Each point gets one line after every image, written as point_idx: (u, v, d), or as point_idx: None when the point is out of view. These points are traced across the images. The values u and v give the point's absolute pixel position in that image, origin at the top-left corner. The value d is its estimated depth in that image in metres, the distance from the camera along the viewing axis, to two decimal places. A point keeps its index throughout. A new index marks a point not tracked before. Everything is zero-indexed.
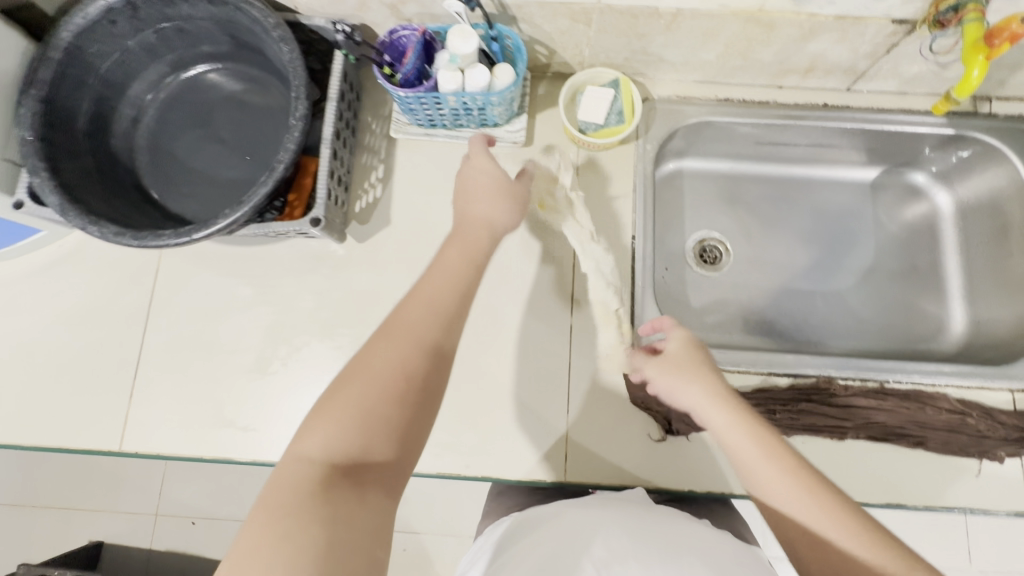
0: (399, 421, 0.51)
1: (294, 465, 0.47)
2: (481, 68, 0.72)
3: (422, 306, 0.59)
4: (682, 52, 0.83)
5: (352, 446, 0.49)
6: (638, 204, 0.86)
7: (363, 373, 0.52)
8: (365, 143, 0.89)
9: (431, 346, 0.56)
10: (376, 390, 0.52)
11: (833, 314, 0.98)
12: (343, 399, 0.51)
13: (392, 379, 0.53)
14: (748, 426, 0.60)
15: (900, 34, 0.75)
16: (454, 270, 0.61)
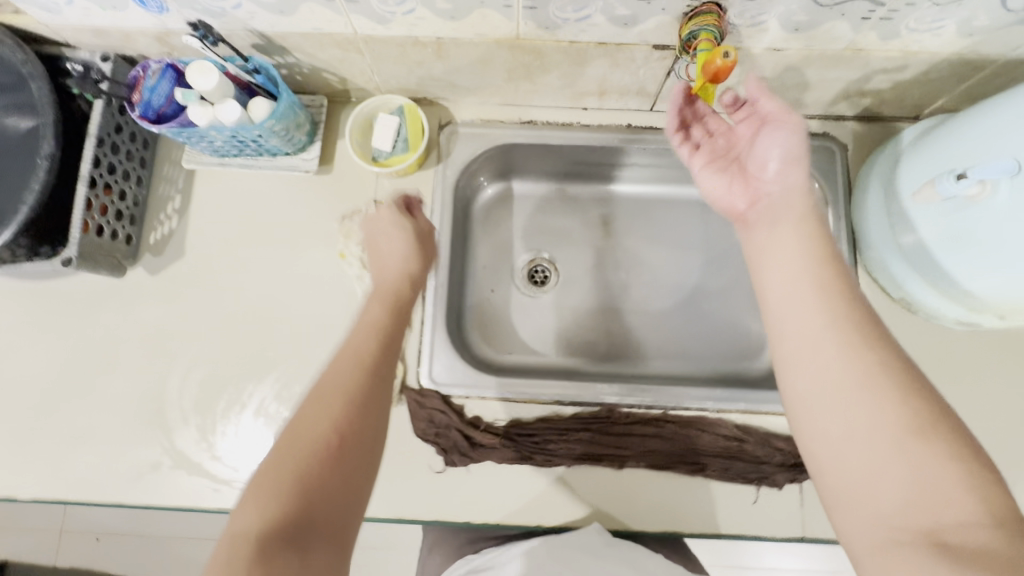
0: (305, 481, 0.48)
1: (242, 521, 0.46)
2: (231, 103, 0.70)
3: (349, 358, 0.56)
4: (469, 77, 0.82)
5: (287, 504, 0.46)
6: (435, 229, 0.86)
7: (310, 431, 0.51)
8: (163, 174, 0.87)
9: (351, 410, 0.52)
10: (301, 457, 0.49)
11: (658, 334, 0.97)
12: (281, 465, 0.49)
13: (307, 443, 0.50)
14: (817, 289, 0.54)
15: (668, 59, 0.74)
16: (363, 343, 0.58)
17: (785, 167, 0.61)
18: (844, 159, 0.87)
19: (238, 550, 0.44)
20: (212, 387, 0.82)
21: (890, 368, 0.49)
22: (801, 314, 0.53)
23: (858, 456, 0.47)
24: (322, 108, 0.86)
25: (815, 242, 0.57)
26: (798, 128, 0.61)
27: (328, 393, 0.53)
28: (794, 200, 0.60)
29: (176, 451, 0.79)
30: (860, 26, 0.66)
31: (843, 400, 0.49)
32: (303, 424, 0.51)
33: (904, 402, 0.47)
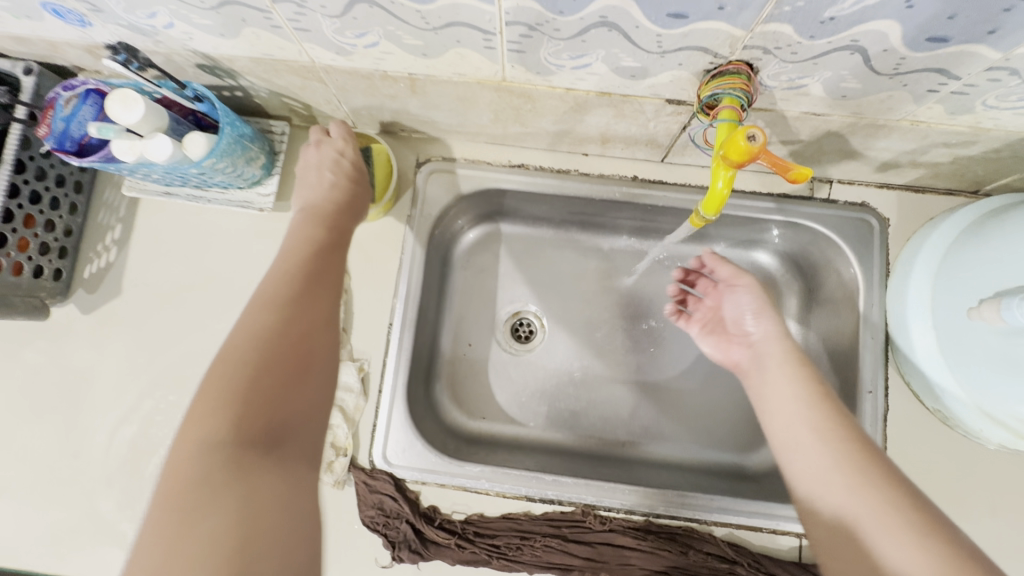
0: (245, 400, 0.43)
1: (185, 444, 0.40)
2: (160, 137, 0.59)
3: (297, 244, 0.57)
4: (450, 115, 0.70)
5: (246, 411, 0.42)
6: (403, 285, 0.74)
7: (241, 355, 0.45)
8: (104, 198, 0.78)
9: (294, 307, 0.50)
10: (263, 343, 0.46)
11: (651, 412, 0.84)
12: (216, 382, 0.44)
13: (247, 343, 0.46)
14: (812, 407, 0.55)
15: (684, 115, 0.62)
16: (298, 262, 0.55)
17: (760, 318, 0.65)
18: (884, 236, 0.75)
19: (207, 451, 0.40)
20: (140, 446, 0.73)
21: (880, 465, 0.49)
22: (801, 445, 0.53)
23: (866, 546, 0.45)
24: (284, 136, 0.76)
25: (808, 380, 0.57)
26: (755, 286, 0.67)
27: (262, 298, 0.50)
28: (772, 346, 0.62)
29: (97, 517, 0.71)
30: (925, 98, 0.53)
31: (843, 497, 0.48)
32: (242, 321, 0.48)
33: (898, 499, 0.46)
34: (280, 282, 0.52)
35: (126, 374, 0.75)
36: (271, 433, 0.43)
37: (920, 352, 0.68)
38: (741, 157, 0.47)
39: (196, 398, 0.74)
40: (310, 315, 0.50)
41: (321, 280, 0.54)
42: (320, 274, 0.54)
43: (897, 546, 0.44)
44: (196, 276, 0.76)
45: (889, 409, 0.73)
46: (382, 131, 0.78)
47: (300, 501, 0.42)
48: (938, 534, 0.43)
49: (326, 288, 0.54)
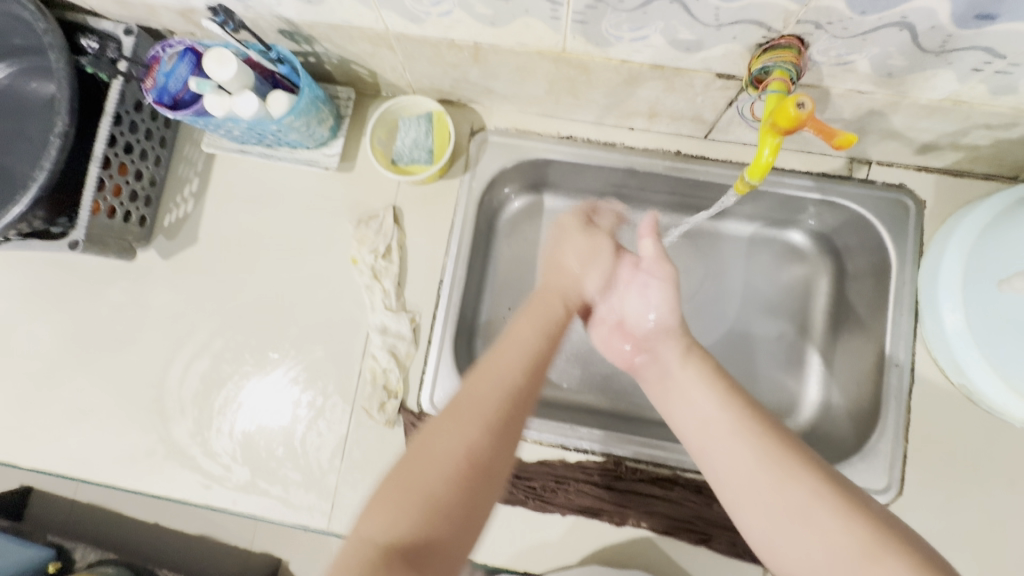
0: (489, 423, 0.51)
1: (383, 523, 0.43)
2: (248, 94, 0.66)
3: (519, 356, 0.59)
4: (507, 85, 0.75)
5: (425, 524, 0.44)
6: (453, 244, 0.80)
7: (470, 400, 0.53)
8: (184, 154, 0.84)
9: (520, 404, 0.54)
10: (439, 470, 0.47)
11: None
12: (418, 470, 0.47)
13: (446, 459, 0.47)
14: (724, 409, 0.57)
15: (731, 89, 0.65)
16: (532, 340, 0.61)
17: (662, 314, 0.71)
18: (919, 218, 0.77)
19: (362, 558, 0.41)
20: (211, 380, 0.80)
21: (801, 458, 0.51)
22: (722, 444, 0.55)
23: (794, 532, 0.47)
24: (349, 101, 0.82)
25: (715, 382, 0.61)
26: (670, 277, 0.72)
27: (464, 405, 0.52)
28: (667, 330, 0.71)
29: (170, 441, 0.79)
30: (969, 77, 0.56)
31: (769, 493, 0.50)
32: (439, 439, 0.49)
33: (818, 486, 0.48)
34: (483, 412, 0.52)
35: (198, 315, 0.81)
36: (416, 557, 0.42)
37: (949, 327, 0.71)
38: (790, 124, 0.51)
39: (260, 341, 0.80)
40: (495, 451, 0.50)
41: (508, 431, 0.51)
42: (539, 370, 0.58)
43: (827, 533, 0.45)
44: (264, 228, 0.83)
45: (915, 383, 0.75)
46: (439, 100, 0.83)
47: (436, 474, 0.47)
48: (859, 514, 0.46)
49: (509, 446, 0.51)
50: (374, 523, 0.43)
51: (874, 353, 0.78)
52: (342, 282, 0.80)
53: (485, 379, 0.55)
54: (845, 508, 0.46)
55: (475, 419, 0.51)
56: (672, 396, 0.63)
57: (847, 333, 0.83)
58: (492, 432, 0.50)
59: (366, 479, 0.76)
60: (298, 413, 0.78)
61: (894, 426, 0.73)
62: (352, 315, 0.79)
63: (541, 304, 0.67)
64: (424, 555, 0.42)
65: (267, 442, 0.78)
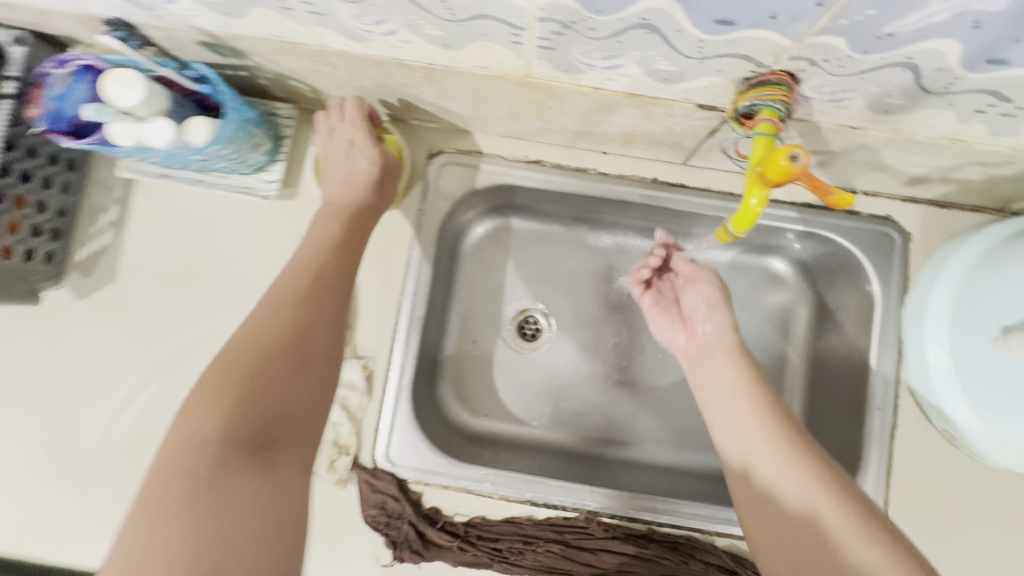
0: (232, 408, 0.48)
1: (200, 418, 0.47)
2: (160, 121, 0.56)
3: (242, 338, 0.54)
4: (467, 107, 0.67)
5: (247, 409, 0.48)
6: (410, 280, 0.72)
7: (211, 377, 0.50)
8: (100, 177, 0.74)
9: (262, 383, 0.50)
10: (267, 354, 0.52)
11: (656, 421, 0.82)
12: (226, 366, 0.51)
13: (252, 342, 0.53)
14: (743, 400, 0.62)
15: (714, 121, 0.59)
16: (273, 316, 0.56)
17: (712, 311, 0.70)
18: (905, 252, 0.73)
19: (191, 463, 0.44)
20: (138, 437, 0.71)
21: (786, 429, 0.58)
22: (740, 425, 0.60)
23: (797, 523, 0.51)
24: (291, 120, 0.73)
25: (745, 370, 0.64)
26: (713, 279, 0.72)
27: (279, 293, 0.58)
28: (723, 337, 0.68)
29: (92, 507, 0.70)
30: (970, 118, 0.51)
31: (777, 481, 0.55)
32: (257, 321, 0.55)
33: (825, 477, 0.53)
34: (287, 293, 0.58)
35: (121, 363, 0.72)
36: (258, 444, 0.47)
37: (932, 368, 0.67)
38: (782, 177, 0.45)
39: (194, 391, 0.72)
40: (320, 330, 0.57)
41: (309, 357, 0.55)
42: (296, 344, 0.55)
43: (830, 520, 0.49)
44: (195, 263, 0.73)
45: (898, 425, 0.72)
46: (391, 118, 0.74)
47: (190, 467, 0.43)
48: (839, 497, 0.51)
49: (337, 322, 0.59)
50: (185, 423, 0.47)
51: (855, 394, 0.74)
52: None
53: (257, 327, 0.55)
54: (849, 510, 0.50)
55: (221, 407, 0.48)
56: (704, 370, 0.67)
57: (826, 367, 0.79)
58: (303, 295, 0.58)
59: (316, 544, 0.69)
60: None
61: (875, 472, 0.70)
62: None
63: (341, 205, 0.67)
64: (262, 443, 0.48)
65: None
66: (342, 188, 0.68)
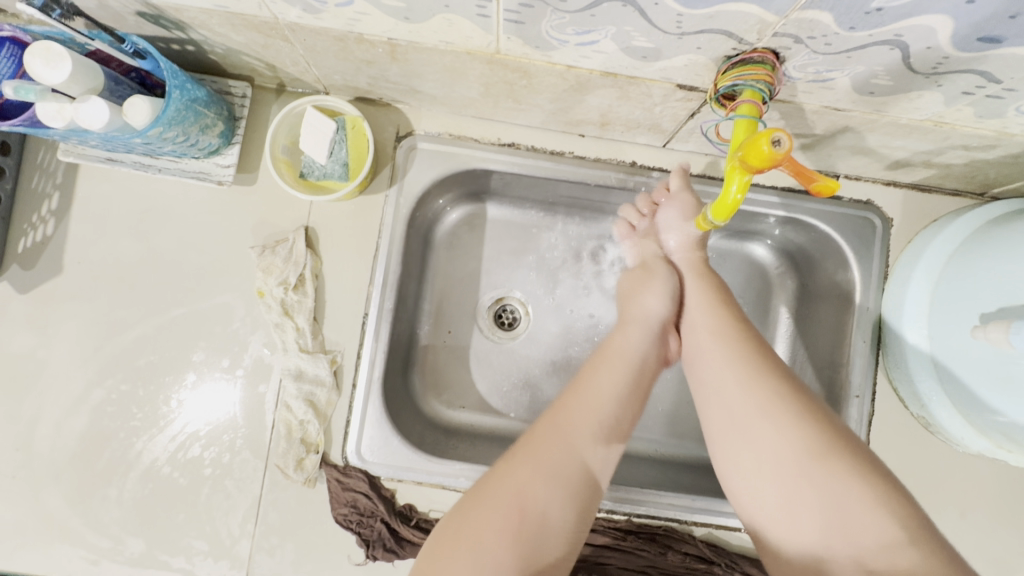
0: (482, 544, 0.47)
1: (457, 568, 0.46)
2: (94, 101, 0.51)
3: (547, 445, 0.51)
4: (435, 85, 0.63)
5: (478, 573, 0.46)
6: (379, 269, 0.68)
7: (488, 507, 0.49)
8: (37, 162, 0.68)
9: (532, 537, 0.48)
10: (496, 520, 0.48)
11: (640, 412, 0.78)
12: (473, 524, 0.48)
13: (501, 509, 0.49)
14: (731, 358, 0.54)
15: (694, 101, 0.56)
16: (545, 495, 0.49)
17: (689, 301, 0.62)
18: (886, 237, 0.72)
19: None
20: (93, 440, 0.67)
21: (789, 397, 0.51)
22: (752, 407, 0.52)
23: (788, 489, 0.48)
24: (246, 99, 0.68)
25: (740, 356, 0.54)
26: (686, 268, 0.65)
27: (537, 436, 0.52)
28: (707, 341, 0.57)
29: (44, 514, 0.66)
30: (956, 100, 0.49)
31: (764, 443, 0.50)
32: (508, 474, 0.50)
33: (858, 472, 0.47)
34: (546, 453, 0.51)
35: (70, 363, 0.68)
36: None
37: (911, 356, 0.67)
38: (763, 163, 0.42)
39: (151, 390, 0.68)
40: (556, 490, 0.50)
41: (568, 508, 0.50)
42: (586, 474, 0.51)
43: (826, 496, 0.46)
44: (147, 254, 0.69)
45: (874, 412, 0.72)
46: (356, 98, 0.70)
47: None
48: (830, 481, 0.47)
49: (579, 485, 0.51)
50: (435, 575, 0.46)
51: (834, 379, 0.73)
52: (247, 319, 0.68)
53: (513, 479, 0.50)
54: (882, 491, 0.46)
55: (484, 541, 0.47)
56: (700, 370, 0.57)
57: (805, 354, 0.77)
58: (556, 482, 0.50)
59: (284, 545, 0.67)
60: (201, 472, 0.67)
61: None
62: (262, 357, 0.68)
63: (615, 349, 0.59)
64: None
65: (166, 509, 0.67)
66: (627, 329, 0.61)
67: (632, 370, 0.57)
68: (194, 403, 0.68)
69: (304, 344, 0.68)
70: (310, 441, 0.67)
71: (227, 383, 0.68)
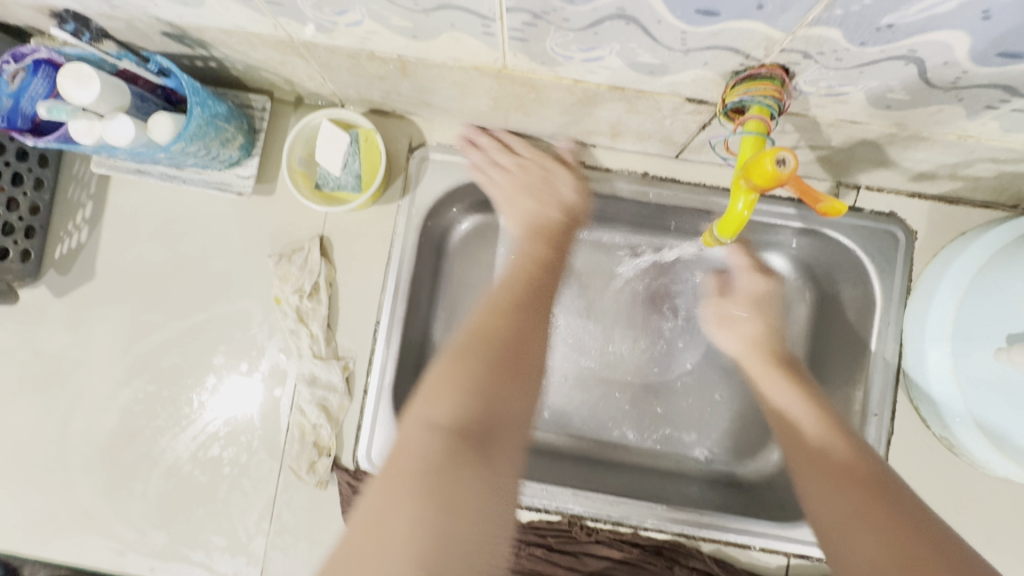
0: (450, 381, 0.49)
1: (454, 403, 0.47)
2: (121, 118, 0.54)
3: (485, 316, 0.55)
4: (447, 99, 0.64)
5: (483, 406, 0.47)
6: (390, 277, 0.70)
7: (450, 360, 0.50)
8: (73, 173, 0.72)
9: (483, 384, 0.49)
10: (478, 356, 0.51)
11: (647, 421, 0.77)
12: (470, 357, 0.51)
13: (468, 356, 0.51)
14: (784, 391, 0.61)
15: (704, 115, 0.55)
16: (500, 339, 0.52)
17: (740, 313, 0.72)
18: (910, 251, 0.69)
19: (429, 442, 0.45)
20: (120, 437, 0.71)
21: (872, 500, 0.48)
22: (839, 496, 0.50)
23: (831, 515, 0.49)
24: (265, 112, 0.70)
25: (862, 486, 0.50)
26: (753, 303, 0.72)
27: (478, 333, 0.53)
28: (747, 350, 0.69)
29: (76, 505, 0.70)
30: (980, 114, 0.47)
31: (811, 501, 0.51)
32: (464, 338, 0.52)
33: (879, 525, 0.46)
34: (490, 343, 0.52)
35: (102, 363, 0.71)
36: (472, 438, 0.45)
37: (931, 374, 0.64)
38: (768, 182, 0.42)
39: (175, 391, 0.71)
40: (523, 331, 0.54)
41: (524, 374, 0.51)
42: (520, 343, 0.53)
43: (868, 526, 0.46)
44: (172, 261, 0.72)
45: (893, 431, 0.69)
46: (371, 110, 0.72)
47: (424, 446, 0.44)
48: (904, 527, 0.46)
49: (540, 321, 0.57)
50: (432, 408, 0.47)
51: (853, 393, 0.69)
52: (264, 325, 0.71)
53: (470, 331, 0.53)
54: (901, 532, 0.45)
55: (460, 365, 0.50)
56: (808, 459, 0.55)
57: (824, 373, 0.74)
58: (524, 309, 0.56)
59: (297, 544, 0.69)
60: (220, 470, 0.70)
61: None
62: (279, 362, 0.70)
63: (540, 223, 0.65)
64: (497, 386, 0.49)
65: (188, 505, 0.70)
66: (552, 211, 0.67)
67: (547, 235, 0.65)
68: (215, 405, 0.71)
69: (318, 349, 0.70)
70: (325, 446, 0.69)
71: (245, 387, 0.71)
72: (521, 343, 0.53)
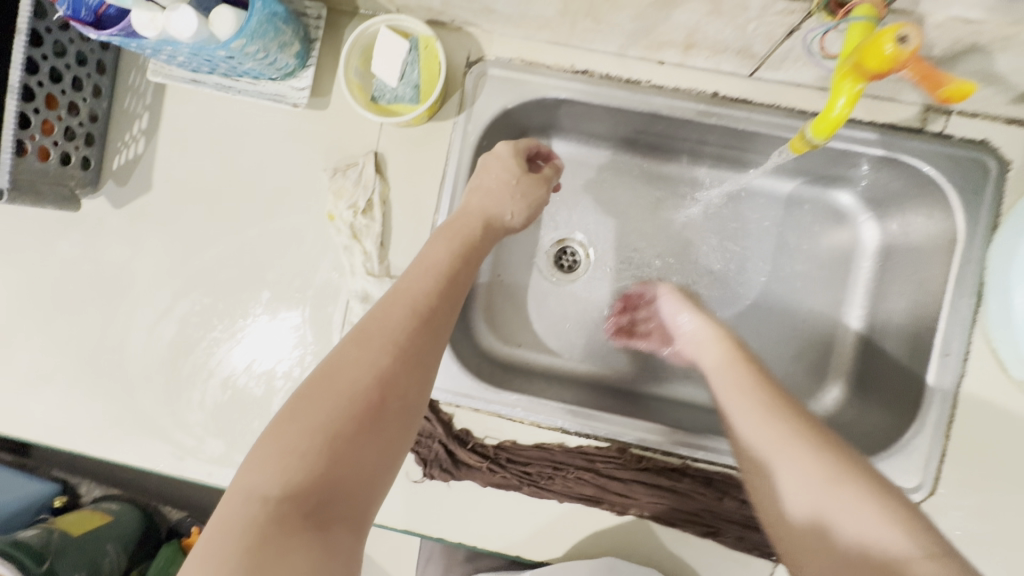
0: (333, 433, 0.40)
1: (278, 469, 0.38)
2: (183, 9, 0.52)
3: (360, 348, 0.44)
4: (511, 2, 0.60)
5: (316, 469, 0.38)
6: (444, 196, 0.68)
7: (323, 390, 0.42)
8: (129, 83, 0.72)
9: (347, 441, 0.40)
10: (340, 405, 0.41)
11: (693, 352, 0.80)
12: (325, 398, 0.41)
13: (335, 397, 0.41)
14: (728, 368, 0.60)
15: (795, 14, 0.51)
16: (368, 374, 0.43)
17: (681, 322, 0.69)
18: (1000, 183, 0.64)
19: (250, 514, 0.36)
20: (178, 348, 0.72)
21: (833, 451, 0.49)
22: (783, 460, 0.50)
23: (801, 492, 0.48)
24: (320, 21, 0.68)
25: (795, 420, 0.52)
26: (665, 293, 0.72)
27: (373, 331, 0.46)
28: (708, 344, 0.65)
29: (138, 411, 0.72)
30: None
31: (782, 464, 0.50)
32: (337, 359, 0.44)
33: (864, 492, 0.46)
34: (359, 364, 0.43)
35: (160, 275, 0.73)
36: (317, 510, 0.37)
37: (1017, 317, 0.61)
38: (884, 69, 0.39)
39: (230, 305, 0.72)
40: (400, 380, 0.44)
41: (377, 432, 0.41)
42: (386, 397, 0.43)
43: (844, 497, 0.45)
44: (227, 174, 0.71)
45: (966, 373, 0.66)
46: (428, 21, 0.69)
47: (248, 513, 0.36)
48: (866, 482, 0.46)
49: (422, 381, 0.46)
50: (260, 470, 0.38)
51: (921, 337, 0.68)
52: (317, 242, 0.71)
53: (336, 360, 0.44)
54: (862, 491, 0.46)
55: (328, 405, 0.41)
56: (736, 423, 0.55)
57: (889, 314, 0.73)
58: (399, 358, 0.44)
59: None
60: (274, 384, 0.71)
61: (936, 419, 0.64)
62: (331, 279, 0.70)
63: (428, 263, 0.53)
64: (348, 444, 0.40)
65: (242, 415, 0.71)
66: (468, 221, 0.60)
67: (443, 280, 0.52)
68: (269, 319, 0.71)
69: (371, 267, 0.69)
70: None
71: (298, 302, 0.71)
72: (365, 401, 0.42)
